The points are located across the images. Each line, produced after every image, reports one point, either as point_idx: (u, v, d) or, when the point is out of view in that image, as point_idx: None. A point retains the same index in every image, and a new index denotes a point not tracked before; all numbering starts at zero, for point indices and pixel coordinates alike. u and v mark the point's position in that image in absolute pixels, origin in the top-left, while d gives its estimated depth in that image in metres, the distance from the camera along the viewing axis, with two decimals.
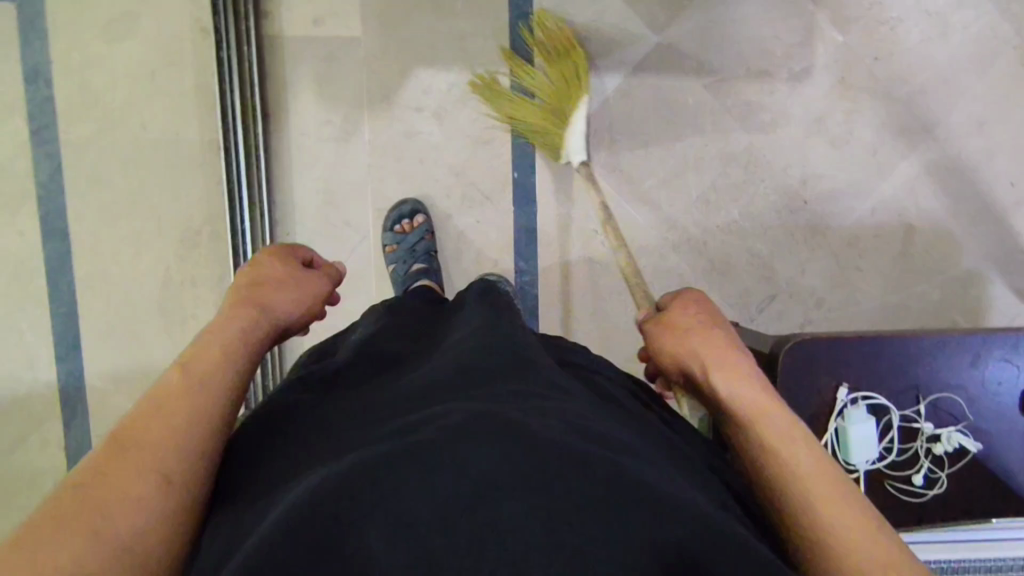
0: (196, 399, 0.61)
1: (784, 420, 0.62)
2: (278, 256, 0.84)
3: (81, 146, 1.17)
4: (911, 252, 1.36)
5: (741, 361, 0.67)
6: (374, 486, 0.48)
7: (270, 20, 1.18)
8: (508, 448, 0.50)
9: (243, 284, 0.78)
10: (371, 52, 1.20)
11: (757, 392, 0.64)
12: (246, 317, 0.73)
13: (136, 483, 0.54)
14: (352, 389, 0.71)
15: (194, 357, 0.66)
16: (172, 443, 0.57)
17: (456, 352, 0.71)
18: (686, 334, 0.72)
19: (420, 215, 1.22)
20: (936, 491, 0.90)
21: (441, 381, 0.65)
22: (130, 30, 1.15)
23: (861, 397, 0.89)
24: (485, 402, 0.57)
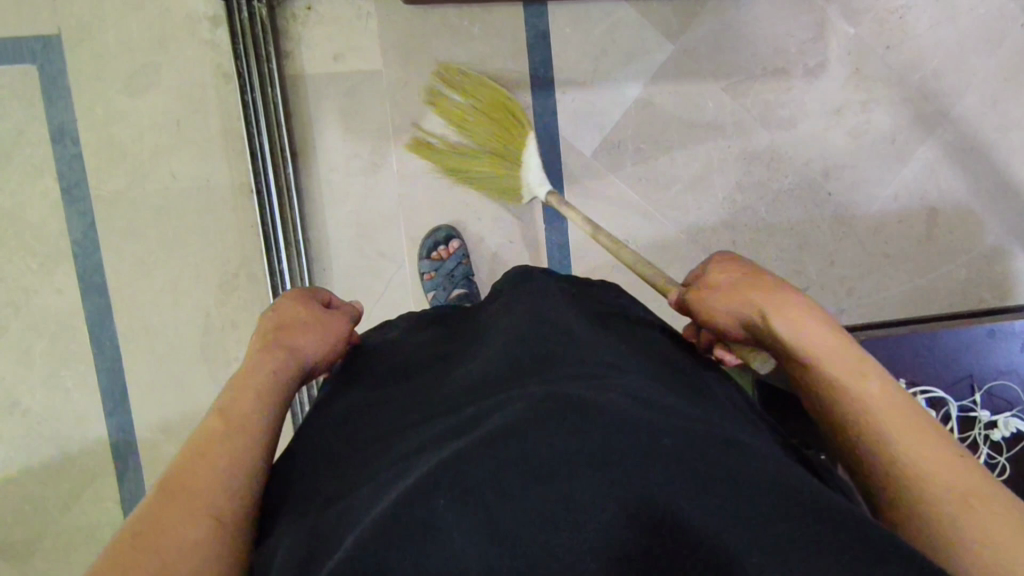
0: (238, 444, 0.62)
1: (853, 357, 0.59)
2: (300, 298, 0.82)
3: (112, 200, 1.17)
4: (935, 234, 1.37)
5: (797, 301, 0.62)
6: (450, 483, 0.48)
7: (291, 60, 1.19)
8: (584, 433, 0.50)
9: (269, 328, 0.76)
10: (393, 83, 1.21)
11: (822, 333, 0.60)
12: (277, 360, 0.71)
13: (190, 529, 0.55)
14: (398, 398, 0.71)
15: (231, 399, 0.66)
16: (221, 487, 0.59)
17: (507, 338, 0.69)
18: (738, 287, 0.65)
19: (455, 240, 1.23)
20: (996, 476, 0.91)
21: (510, 369, 0.63)
22: (154, 81, 1.16)
23: (919, 391, 0.90)
24: (564, 382, 0.56)
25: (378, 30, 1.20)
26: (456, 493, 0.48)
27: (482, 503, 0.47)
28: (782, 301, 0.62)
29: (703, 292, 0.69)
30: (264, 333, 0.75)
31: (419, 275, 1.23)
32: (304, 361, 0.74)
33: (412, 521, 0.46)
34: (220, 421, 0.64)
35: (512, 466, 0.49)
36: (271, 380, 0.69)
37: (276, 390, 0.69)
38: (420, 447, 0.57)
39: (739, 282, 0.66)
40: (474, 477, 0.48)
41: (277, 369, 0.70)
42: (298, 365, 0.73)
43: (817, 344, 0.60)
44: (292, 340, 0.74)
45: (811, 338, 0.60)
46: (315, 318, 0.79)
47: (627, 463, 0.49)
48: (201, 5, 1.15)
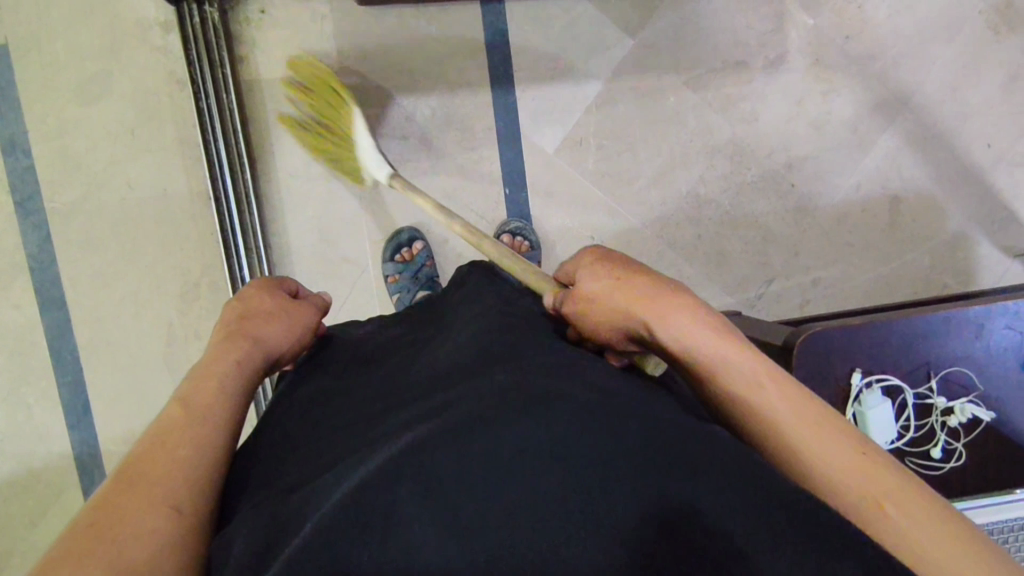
0: (197, 432, 0.62)
1: (741, 358, 0.55)
2: (265, 289, 0.83)
3: (67, 212, 1.15)
4: (898, 222, 1.38)
5: (674, 302, 0.57)
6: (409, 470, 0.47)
7: (246, 64, 1.18)
8: (533, 419, 0.49)
9: (231, 318, 0.77)
10: (351, 86, 1.20)
11: (706, 338, 0.56)
12: (242, 350, 0.72)
13: (148, 513, 0.54)
14: (356, 392, 0.71)
15: (194, 389, 0.66)
16: (182, 477, 0.58)
17: (462, 332, 0.71)
18: (614, 290, 0.60)
19: (419, 242, 1.22)
20: (955, 462, 0.92)
21: (463, 362, 0.63)
22: (106, 90, 1.14)
23: (876, 380, 0.91)
24: (517, 369, 0.57)
25: (334, 32, 1.19)
26: (415, 481, 0.47)
27: (431, 485, 0.47)
28: (660, 306, 0.57)
29: (579, 299, 0.63)
30: (229, 324, 0.76)
31: (385, 278, 1.22)
32: (268, 352, 0.75)
33: (367, 510, 0.46)
34: (182, 410, 0.63)
35: (473, 454, 0.48)
36: (235, 368, 0.70)
37: (240, 381, 0.69)
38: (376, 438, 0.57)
39: (612, 286, 0.60)
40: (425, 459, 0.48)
41: (242, 358, 0.71)
42: (262, 354, 0.74)
43: (706, 351, 0.55)
44: (257, 332, 0.75)
45: (700, 345, 0.55)
46: (281, 311, 0.80)
47: (578, 446, 0.48)
48: (152, 11, 1.13)
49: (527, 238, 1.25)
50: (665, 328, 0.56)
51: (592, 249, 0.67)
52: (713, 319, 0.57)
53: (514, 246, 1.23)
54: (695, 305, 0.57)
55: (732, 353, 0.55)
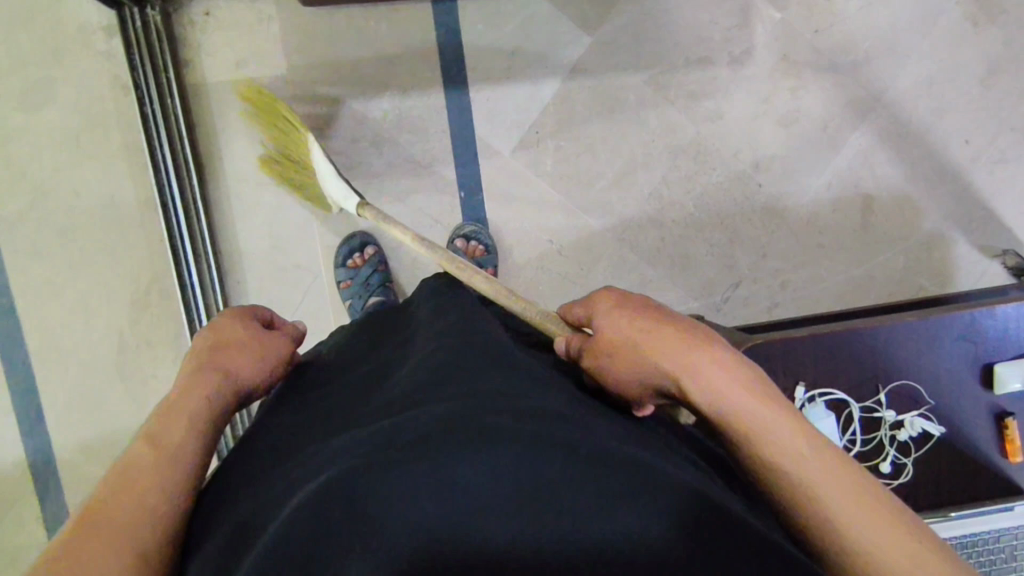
0: (170, 472, 0.54)
1: (777, 415, 0.53)
2: (240, 316, 0.69)
3: (15, 220, 1.14)
4: (870, 222, 1.34)
5: (708, 360, 0.54)
6: (345, 508, 0.45)
7: (191, 68, 1.16)
8: (464, 447, 0.45)
9: (203, 349, 0.64)
10: (299, 88, 1.18)
11: (737, 390, 0.53)
12: (214, 388, 0.60)
13: (106, 564, 0.47)
14: (314, 408, 0.64)
15: (160, 424, 0.57)
16: (146, 523, 0.51)
17: (413, 343, 0.66)
18: (636, 342, 0.57)
19: (370, 246, 1.20)
20: (904, 479, 0.90)
21: (397, 377, 0.59)
22: (51, 96, 1.13)
23: (819, 394, 0.88)
24: (460, 381, 0.52)
25: (281, 34, 1.17)
26: (351, 528, 0.44)
27: (379, 522, 0.44)
28: (693, 361, 0.54)
29: (594, 345, 0.60)
30: (197, 357, 0.63)
31: (338, 284, 1.21)
32: (241, 389, 0.63)
33: (319, 549, 0.44)
34: (146, 446, 0.55)
35: (416, 497, 0.44)
36: (208, 403, 0.59)
37: (214, 415, 0.59)
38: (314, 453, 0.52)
39: (642, 335, 0.57)
40: (372, 494, 0.45)
41: (212, 393, 0.60)
42: (235, 394, 0.62)
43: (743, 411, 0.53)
44: (229, 365, 0.63)
45: (741, 408, 0.53)
46: (259, 341, 0.66)
47: (535, 483, 0.45)
48: (94, 15, 1.12)
49: (481, 242, 1.22)
50: (696, 383, 0.54)
51: (606, 289, 0.63)
52: (742, 366, 0.55)
53: (468, 251, 1.20)
54: (725, 356, 0.55)
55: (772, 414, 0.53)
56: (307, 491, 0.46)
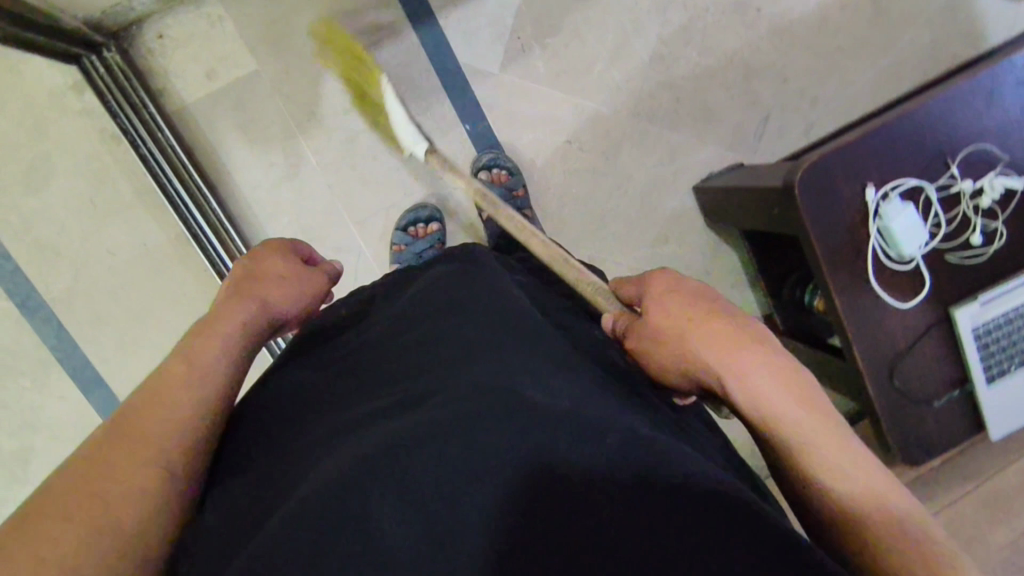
0: (193, 392, 0.57)
1: (808, 420, 0.51)
2: (278, 250, 0.74)
3: (68, 297, 1.17)
4: (883, 6, 1.26)
5: (751, 357, 0.53)
6: (372, 483, 0.41)
7: (166, 96, 1.14)
8: (493, 412, 0.43)
9: (235, 280, 0.69)
10: (275, 77, 1.16)
11: (775, 390, 0.52)
12: (252, 310, 0.65)
13: (129, 474, 0.51)
14: (339, 380, 0.60)
15: (195, 344, 0.61)
16: (173, 436, 0.54)
17: (393, 316, 0.67)
18: (680, 331, 0.56)
19: (435, 222, 1.20)
20: (998, 244, 0.89)
21: (393, 354, 0.59)
22: (52, 170, 1.13)
23: (891, 189, 0.85)
24: (465, 343, 0.53)
25: (237, 31, 1.14)
26: (393, 477, 0.41)
27: (413, 481, 0.41)
28: (746, 360, 0.53)
29: (644, 329, 0.60)
30: (236, 282, 0.68)
31: (391, 246, 1.21)
32: (274, 316, 0.68)
33: (341, 513, 0.40)
34: (182, 363, 0.59)
35: (463, 461, 0.41)
36: (243, 331, 0.64)
37: (241, 346, 0.63)
38: (325, 436, 0.50)
39: (689, 324, 0.56)
40: (410, 457, 0.42)
41: (247, 319, 0.64)
42: (268, 322, 0.67)
43: (775, 410, 0.52)
44: (266, 292, 0.68)
45: (779, 411, 0.51)
46: (295, 276, 0.72)
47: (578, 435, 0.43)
48: (58, 77, 1.10)
49: (503, 167, 1.19)
50: (736, 381, 0.53)
51: (666, 273, 0.62)
52: (781, 362, 0.54)
53: (496, 180, 1.17)
54: (769, 353, 0.54)
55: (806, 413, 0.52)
56: (341, 461, 0.44)
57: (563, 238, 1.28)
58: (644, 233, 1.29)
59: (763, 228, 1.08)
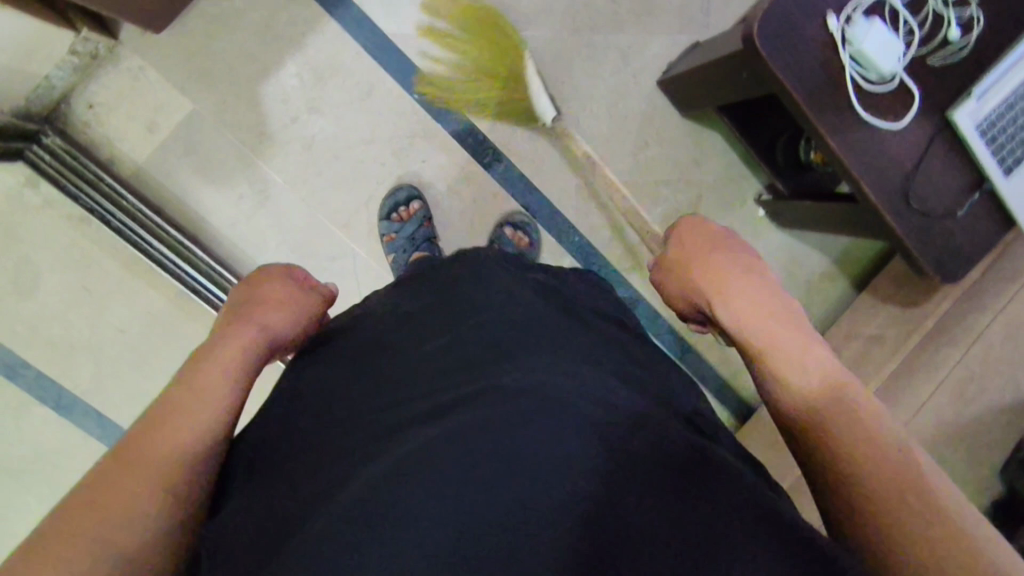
0: (202, 417, 0.59)
1: (786, 343, 0.63)
2: (281, 274, 0.75)
3: (96, 386, 1.17)
4: None
5: (742, 292, 0.67)
6: (403, 490, 0.47)
7: (117, 163, 1.12)
8: (518, 426, 0.50)
9: (236, 304, 0.70)
10: (214, 110, 1.14)
11: (758, 318, 0.65)
12: (251, 333, 0.66)
13: (138, 498, 0.53)
14: (358, 383, 0.62)
15: (193, 369, 0.62)
16: (175, 465, 0.56)
17: (396, 328, 0.68)
18: (690, 272, 0.72)
19: (416, 201, 1.20)
20: (977, 32, 0.86)
21: (391, 367, 0.62)
22: (37, 269, 1.13)
23: (852, 12, 0.82)
24: (468, 355, 0.59)
25: (161, 76, 1.12)
26: (413, 501, 0.46)
27: (441, 484, 0.47)
28: (736, 295, 0.67)
29: (668, 265, 0.77)
30: (240, 309, 0.69)
31: (381, 238, 1.21)
32: (272, 340, 0.68)
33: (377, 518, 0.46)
34: (183, 389, 0.60)
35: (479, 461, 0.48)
36: (242, 353, 0.65)
37: (242, 374, 0.64)
38: (354, 451, 0.53)
39: (698, 264, 0.72)
40: (440, 467, 0.48)
41: (246, 347, 0.65)
42: (270, 341, 0.68)
43: (757, 331, 0.65)
44: (263, 318, 0.68)
45: (758, 334, 0.64)
46: (291, 300, 0.72)
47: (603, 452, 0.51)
48: (8, 179, 1.09)
49: (524, 228, 1.24)
50: (726, 310, 0.67)
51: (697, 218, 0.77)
52: (773, 302, 0.66)
53: (516, 238, 1.23)
54: (762, 292, 0.67)
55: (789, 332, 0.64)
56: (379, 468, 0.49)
57: (545, 175, 1.27)
58: (622, 145, 1.29)
59: (734, 99, 1.05)
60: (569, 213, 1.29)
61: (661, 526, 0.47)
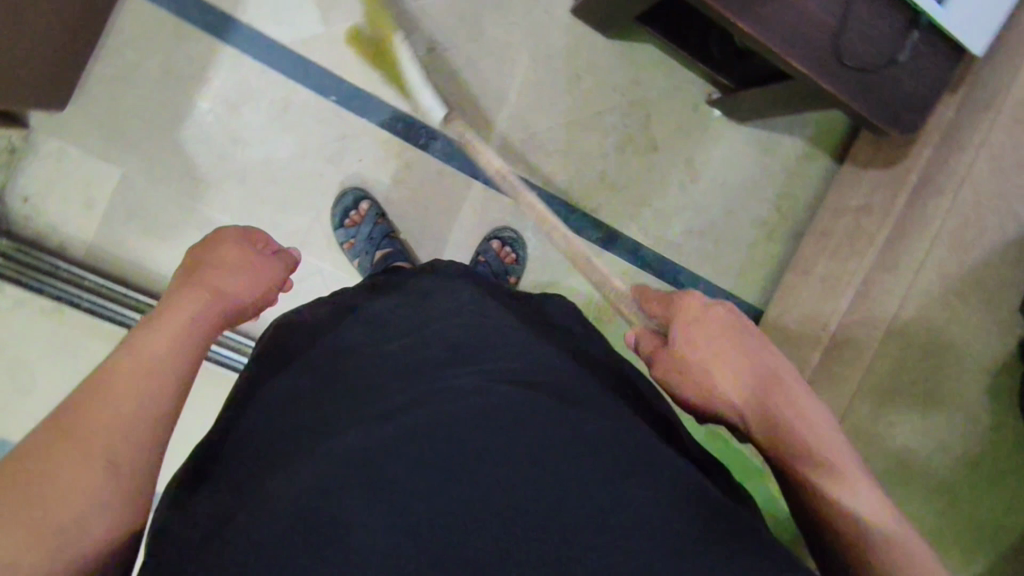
0: (153, 386, 0.56)
1: (823, 442, 0.63)
2: (236, 239, 0.75)
3: None
4: None
5: (776, 392, 0.66)
6: (351, 487, 0.50)
7: (68, 247, 1.13)
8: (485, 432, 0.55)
9: (190, 269, 0.70)
10: (143, 169, 1.13)
11: (792, 418, 0.65)
12: (201, 303, 0.65)
13: (87, 468, 0.49)
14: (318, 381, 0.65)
15: (143, 337, 0.59)
16: (134, 435, 0.53)
17: (358, 334, 0.72)
18: (710, 366, 0.70)
19: (365, 201, 1.19)
20: None
21: (343, 369, 0.66)
22: (27, 368, 1.15)
23: None
24: (415, 360, 0.64)
25: (81, 150, 1.11)
26: (356, 490, 0.50)
27: (398, 481, 0.51)
28: (767, 395, 0.67)
29: (674, 360, 0.73)
30: (192, 273, 0.69)
31: (342, 247, 1.20)
32: (226, 301, 0.67)
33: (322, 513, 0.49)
34: (133, 359, 0.57)
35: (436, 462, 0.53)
36: (191, 325, 0.62)
37: (190, 346, 0.61)
38: (298, 441, 0.56)
39: (716, 360, 0.70)
40: (397, 465, 0.52)
41: (196, 311, 0.64)
42: (221, 311, 0.66)
43: (792, 434, 0.64)
44: (219, 281, 0.68)
45: (796, 436, 0.64)
46: (249, 267, 0.73)
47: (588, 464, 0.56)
48: None
49: (514, 249, 1.27)
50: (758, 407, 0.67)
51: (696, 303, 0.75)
52: (804, 400, 0.66)
53: (501, 254, 1.26)
54: (792, 390, 0.67)
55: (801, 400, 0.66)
56: (322, 462, 0.52)
57: (485, 139, 1.24)
58: (553, 87, 1.24)
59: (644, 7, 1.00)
60: (520, 170, 1.26)
61: (565, 490, 0.53)
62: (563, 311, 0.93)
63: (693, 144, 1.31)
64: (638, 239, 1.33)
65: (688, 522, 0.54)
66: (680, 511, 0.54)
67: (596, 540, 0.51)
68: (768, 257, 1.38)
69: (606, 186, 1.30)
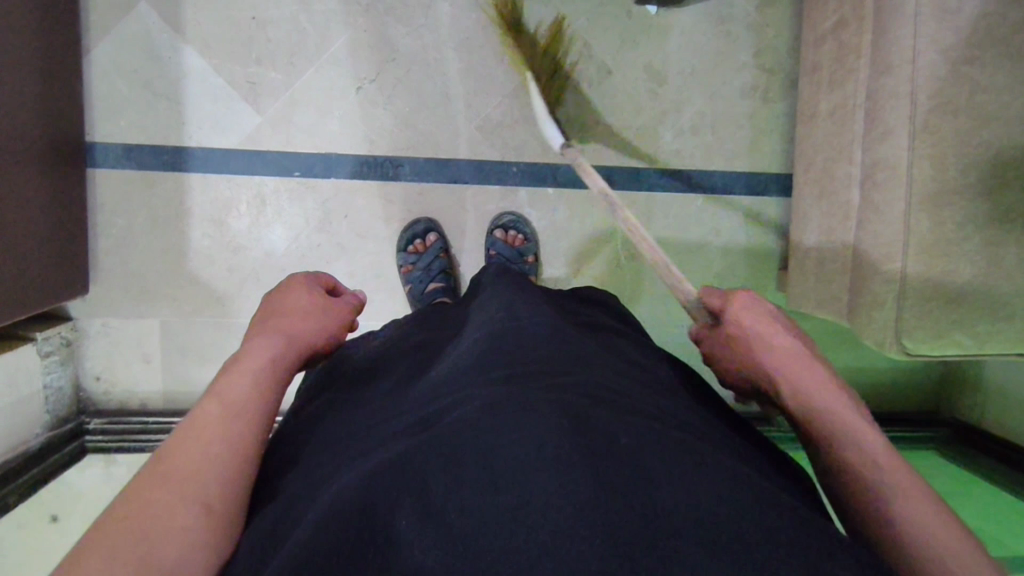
0: (237, 422, 0.55)
1: (858, 420, 0.58)
2: (303, 284, 0.73)
3: None
4: None
5: (814, 373, 0.63)
6: (397, 484, 0.47)
7: (147, 401, 1.25)
8: (547, 415, 0.50)
9: (257, 316, 0.68)
10: (174, 310, 1.23)
11: (831, 394, 0.61)
12: (278, 348, 0.63)
13: (179, 510, 0.48)
14: (374, 413, 0.60)
15: (224, 381, 0.58)
16: (220, 476, 0.52)
17: (401, 370, 0.69)
18: (756, 338, 0.69)
19: (432, 233, 1.24)
20: None
21: (386, 404, 0.61)
22: None
23: None
24: (434, 376, 0.61)
25: (121, 318, 1.22)
26: (404, 498, 0.46)
27: (450, 470, 0.47)
28: (804, 373, 0.63)
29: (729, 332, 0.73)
30: (258, 319, 0.67)
31: (398, 269, 1.24)
32: (304, 339, 0.66)
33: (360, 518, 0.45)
34: (216, 400, 0.56)
35: (488, 453, 0.48)
36: (272, 366, 0.61)
37: (273, 380, 0.60)
38: (360, 452, 0.53)
39: (766, 336, 0.68)
40: (447, 452, 0.48)
41: (274, 350, 0.62)
42: (293, 353, 0.64)
43: (825, 404, 0.60)
44: (289, 321, 0.66)
45: (830, 409, 0.60)
46: (316, 308, 0.70)
47: (652, 458, 0.50)
48: None
49: (519, 230, 1.25)
50: (792, 381, 0.63)
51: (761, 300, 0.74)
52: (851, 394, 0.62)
53: (509, 240, 1.23)
54: (844, 385, 0.63)
55: (829, 387, 0.62)
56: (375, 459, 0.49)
57: (447, 142, 1.24)
58: (484, 66, 1.23)
59: None
60: (493, 155, 1.26)
61: (634, 476, 0.48)
62: (596, 306, 0.89)
63: (644, 50, 1.25)
64: (634, 164, 1.28)
65: (762, 497, 0.49)
66: (766, 495, 0.50)
67: (651, 540, 0.43)
68: (773, 120, 1.29)
69: (580, 131, 1.26)
